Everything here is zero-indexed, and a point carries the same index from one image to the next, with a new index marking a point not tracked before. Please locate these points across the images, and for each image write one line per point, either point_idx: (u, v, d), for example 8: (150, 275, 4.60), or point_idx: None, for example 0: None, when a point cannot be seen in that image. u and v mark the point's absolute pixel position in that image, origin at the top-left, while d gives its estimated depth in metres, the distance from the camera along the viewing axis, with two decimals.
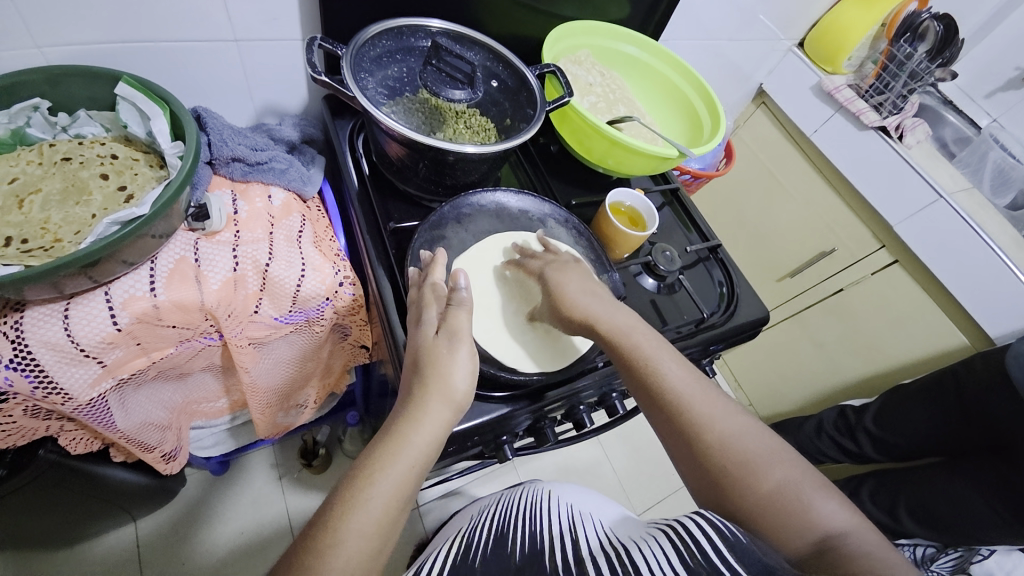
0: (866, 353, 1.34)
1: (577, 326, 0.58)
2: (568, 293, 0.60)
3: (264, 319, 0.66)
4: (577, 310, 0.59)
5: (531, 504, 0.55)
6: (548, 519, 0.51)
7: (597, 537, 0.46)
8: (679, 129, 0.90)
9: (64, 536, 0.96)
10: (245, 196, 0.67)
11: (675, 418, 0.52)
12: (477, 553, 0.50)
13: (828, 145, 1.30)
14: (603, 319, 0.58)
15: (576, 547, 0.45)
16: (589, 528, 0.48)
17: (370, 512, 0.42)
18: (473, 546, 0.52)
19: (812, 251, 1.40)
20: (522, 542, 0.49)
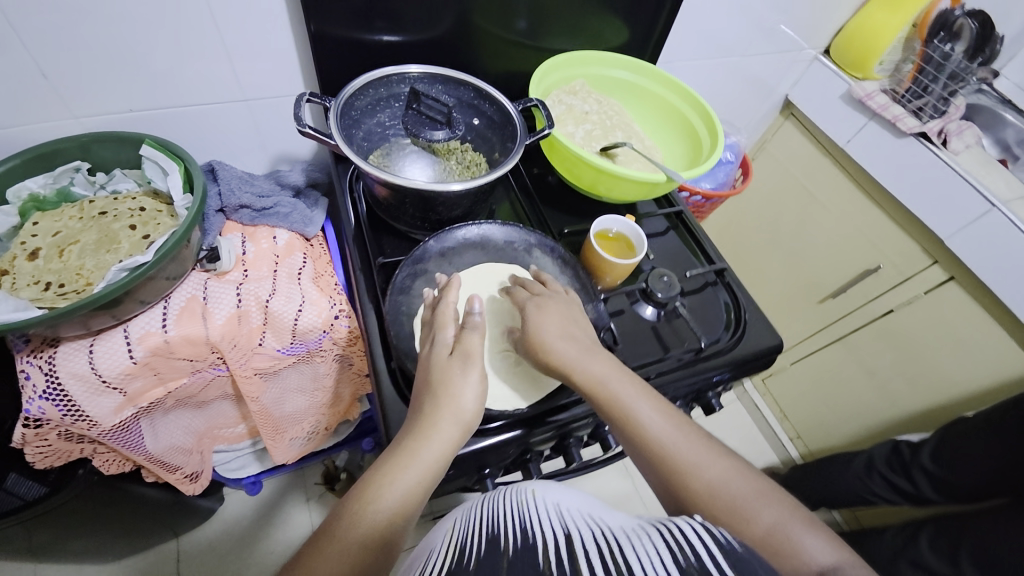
0: (924, 380, 1.21)
1: (560, 359, 0.57)
2: (542, 337, 0.58)
3: (268, 350, 0.71)
4: (562, 337, 0.58)
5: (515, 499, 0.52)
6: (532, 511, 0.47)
7: (587, 531, 0.42)
8: (679, 151, 0.88)
9: (113, 546, 1.06)
10: (253, 238, 0.73)
11: (657, 467, 0.51)
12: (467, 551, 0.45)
13: (864, 155, 1.20)
14: (580, 360, 0.56)
15: (568, 542, 0.41)
16: (579, 524, 0.44)
17: (371, 521, 0.44)
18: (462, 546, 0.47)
19: (855, 269, 1.29)
20: (511, 533, 0.44)
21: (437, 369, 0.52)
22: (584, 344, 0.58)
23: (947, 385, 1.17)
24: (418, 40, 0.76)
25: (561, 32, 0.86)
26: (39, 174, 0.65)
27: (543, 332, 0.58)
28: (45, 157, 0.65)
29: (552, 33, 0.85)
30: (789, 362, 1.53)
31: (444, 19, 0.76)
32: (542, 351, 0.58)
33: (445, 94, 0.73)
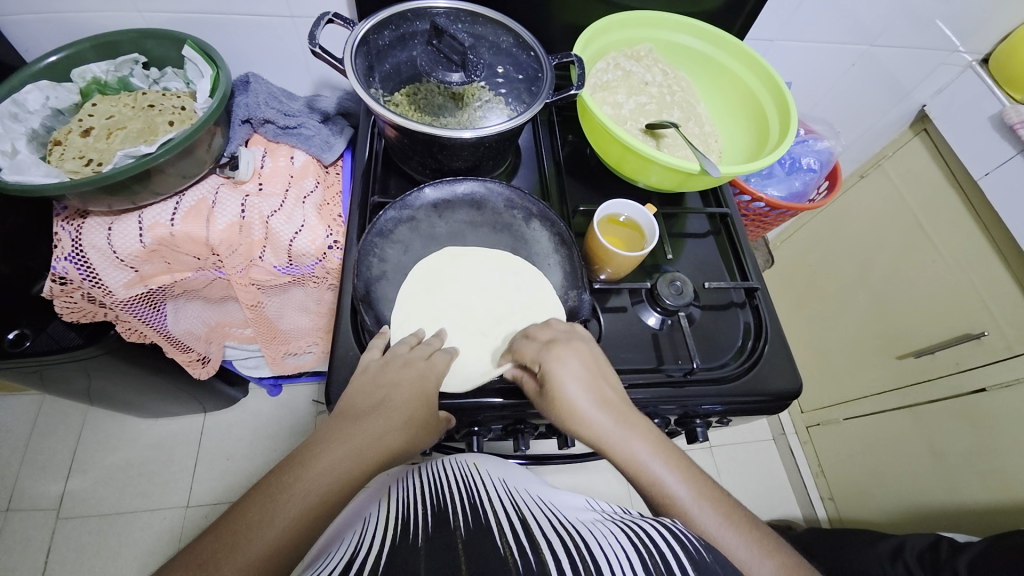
0: (999, 480, 0.99)
1: (573, 404, 0.50)
2: (568, 403, 0.51)
3: (265, 265, 0.74)
4: (578, 380, 0.51)
5: (462, 480, 0.49)
6: (485, 492, 0.46)
7: (548, 523, 0.41)
8: (744, 145, 0.76)
9: (147, 407, 1.22)
10: (273, 154, 0.76)
11: None
12: (414, 522, 0.42)
13: (1000, 197, 0.96)
14: (621, 443, 0.49)
15: (526, 527, 0.40)
16: (538, 516, 0.42)
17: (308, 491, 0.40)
18: (406, 513, 0.44)
19: (953, 330, 1.06)
20: (461, 508, 0.43)
21: (391, 372, 0.52)
22: (619, 412, 0.51)
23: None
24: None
25: None
26: (104, 61, 0.72)
27: (567, 403, 0.51)
28: (109, 47, 0.71)
29: None
30: (840, 417, 1.33)
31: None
32: (570, 424, 0.51)
33: (480, 37, 0.68)
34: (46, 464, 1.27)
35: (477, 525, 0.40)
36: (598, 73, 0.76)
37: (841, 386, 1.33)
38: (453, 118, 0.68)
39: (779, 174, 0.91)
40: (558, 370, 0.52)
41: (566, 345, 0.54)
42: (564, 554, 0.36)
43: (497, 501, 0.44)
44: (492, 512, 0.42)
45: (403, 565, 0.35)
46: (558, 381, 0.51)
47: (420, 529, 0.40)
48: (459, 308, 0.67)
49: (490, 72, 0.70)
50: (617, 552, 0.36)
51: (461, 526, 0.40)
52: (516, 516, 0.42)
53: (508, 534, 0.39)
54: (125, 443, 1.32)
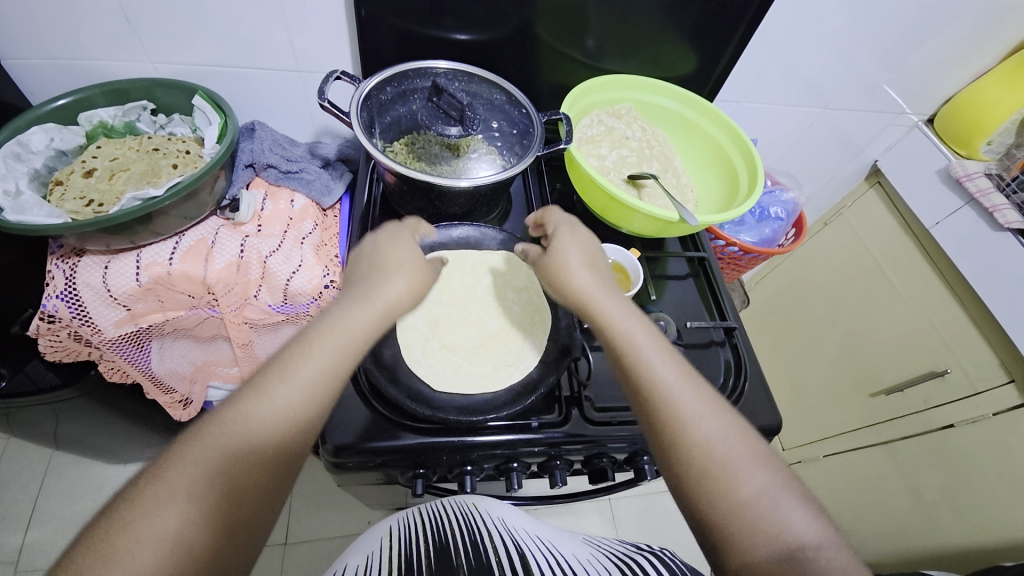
0: (973, 515, 1.02)
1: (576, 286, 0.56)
2: (561, 263, 0.58)
3: (260, 304, 0.75)
4: (582, 266, 0.57)
5: (463, 516, 0.51)
6: (485, 528, 0.48)
7: (544, 559, 0.43)
8: (718, 194, 0.83)
9: (117, 451, 1.16)
10: (273, 197, 0.79)
11: (677, 445, 0.46)
12: (418, 563, 0.43)
13: (951, 243, 1.04)
14: (600, 297, 0.55)
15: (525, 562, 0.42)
16: (535, 552, 0.44)
17: (212, 495, 0.37)
18: (410, 555, 0.45)
19: (918, 368, 1.12)
20: (463, 545, 0.45)
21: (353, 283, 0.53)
22: (603, 281, 0.57)
23: (998, 526, 0.97)
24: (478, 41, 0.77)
25: (612, 53, 0.83)
26: (113, 107, 0.75)
27: (559, 259, 0.58)
28: (118, 94, 0.75)
29: (602, 52, 0.83)
30: (821, 454, 1.35)
31: (507, 23, 0.76)
32: (557, 275, 0.58)
33: (475, 94, 0.74)
34: (1, 515, 1.19)
35: (478, 564, 0.42)
36: (584, 128, 0.83)
37: (820, 423, 1.36)
38: (450, 167, 0.72)
39: (751, 222, 0.98)
40: (561, 238, 0.60)
41: (574, 236, 0.61)
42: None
43: (497, 537, 0.46)
44: (492, 547, 0.44)
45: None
46: (565, 265, 0.57)
47: (424, 570, 0.42)
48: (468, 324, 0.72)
49: (485, 126, 0.75)
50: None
51: (463, 564, 0.42)
52: (516, 552, 0.44)
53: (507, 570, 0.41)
54: (90, 490, 1.25)
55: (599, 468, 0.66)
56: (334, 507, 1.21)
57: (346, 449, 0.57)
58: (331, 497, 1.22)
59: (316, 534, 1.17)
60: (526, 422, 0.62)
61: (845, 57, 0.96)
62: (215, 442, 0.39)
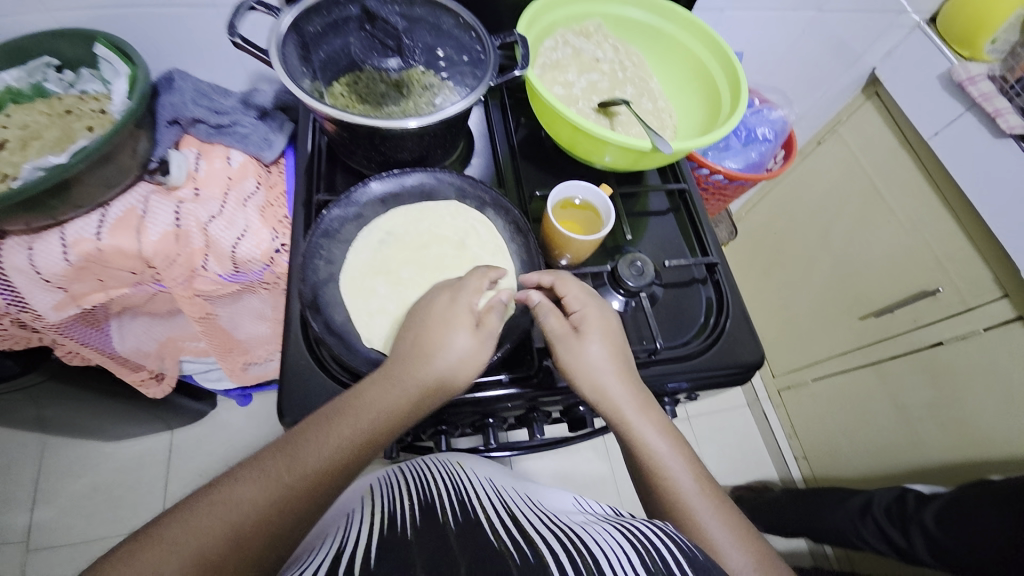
0: (961, 430, 1.03)
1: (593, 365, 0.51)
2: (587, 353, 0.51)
3: (209, 275, 0.70)
4: (602, 350, 0.52)
5: (447, 476, 0.49)
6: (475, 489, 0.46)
7: (538, 519, 0.41)
8: (698, 117, 0.75)
9: (108, 430, 1.16)
10: (207, 156, 0.71)
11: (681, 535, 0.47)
12: (400, 517, 0.41)
13: (949, 154, 0.98)
14: (632, 416, 0.50)
15: (519, 524, 0.40)
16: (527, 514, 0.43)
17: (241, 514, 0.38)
18: (392, 509, 0.43)
19: (909, 289, 1.09)
20: (454, 507, 0.43)
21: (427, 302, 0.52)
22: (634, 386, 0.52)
23: (982, 440, 0.99)
24: None
25: None
26: (11, 66, 0.66)
27: (588, 356, 0.51)
28: (12, 50, 0.65)
29: None
30: (810, 378, 1.36)
31: None
32: (586, 377, 0.51)
33: (417, 19, 0.64)
34: (7, 497, 1.21)
35: (468, 521, 0.40)
36: (547, 51, 0.74)
37: (809, 349, 1.36)
38: (396, 107, 0.66)
39: (736, 146, 0.91)
40: (594, 322, 0.53)
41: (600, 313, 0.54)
42: (564, 552, 0.35)
43: (486, 499, 0.44)
44: (481, 509, 0.42)
45: (399, 557, 0.34)
46: (583, 346, 0.52)
47: (412, 522, 0.40)
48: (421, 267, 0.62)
49: (430, 55, 0.67)
50: (616, 551, 0.35)
51: (449, 522, 0.40)
52: (508, 514, 0.42)
53: (500, 528, 0.39)
54: (90, 467, 1.26)
55: (579, 416, 0.64)
56: None
57: None
58: None
59: None
60: (496, 378, 0.59)
61: None
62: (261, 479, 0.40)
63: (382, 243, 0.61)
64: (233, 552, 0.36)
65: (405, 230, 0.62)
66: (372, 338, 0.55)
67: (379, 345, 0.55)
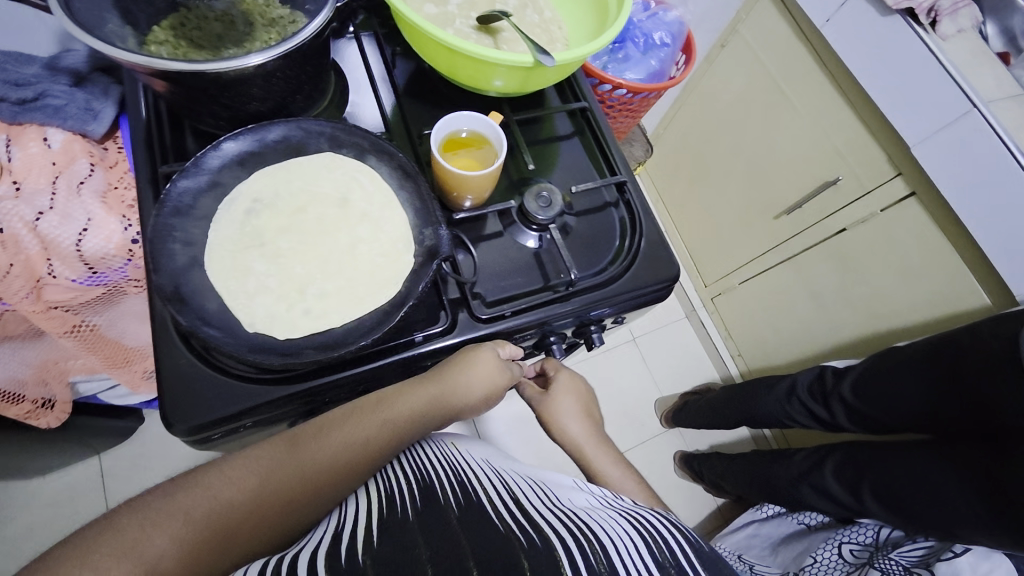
0: (866, 306, 1.12)
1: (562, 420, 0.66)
2: (555, 414, 0.67)
3: (61, 282, 0.60)
4: (566, 411, 0.67)
5: (444, 457, 0.48)
6: (472, 469, 0.45)
7: (542, 503, 0.41)
8: (587, 23, 0.69)
9: (19, 471, 1.04)
10: (19, 140, 0.58)
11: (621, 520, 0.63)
12: (400, 499, 0.40)
13: (841, 40, 0.98)
14: (590, 450, 0.67)
15: (526, 508, 0.39)
16: (531, 495, 0.43)
17: (256, 485, 0.39)
18: (389, 492, 0.41)
19: (814, 181, 1.14)
20: (451, 487, 0.42)
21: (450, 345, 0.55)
22: (592, 426, 0.68)
23: (885, 311, 1.09)
24: None
25: None
26: None
27: (559, 410, 0.66)
28: None
29: None
30: (737, 282, 1.43)
31: None
32: (555, 427, 0.67)
33: None
34: None
35: (467, 502, 0.39)
36: None
37: (735, 254, 1.42)
38: (239, 49, 0.55)
39: (636, 56, 0.86)
40: (564, 383, 0.68)
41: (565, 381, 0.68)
42: (572, 540, 0.35)
43: (487, 480, 0.44)
44: (482, 490, 0.42)
45: (403, 544, 0.33)
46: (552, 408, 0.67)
47: (410, 504, 0.39)
48: (305, 235, 0.56)
49: None
50: (634, 555, 0.36)
51: (452, 505, 0.38)
52: (509, 496, 0.41)
53: (504, 511, 0.38)
54: (12, 512, 1.14)
55: None
56: None
57: (201, 424, 0.47)
58: None
59: None
60: (409, 338, 0.55)
61: None
62: (284, 455, 0.41)
63: (250, 212, 0.54)
64: (239, 520, 0.36)
65: (274, 198, 0.55)
66: (254, 320, 0.50)
67: (264, 326, 0.50)
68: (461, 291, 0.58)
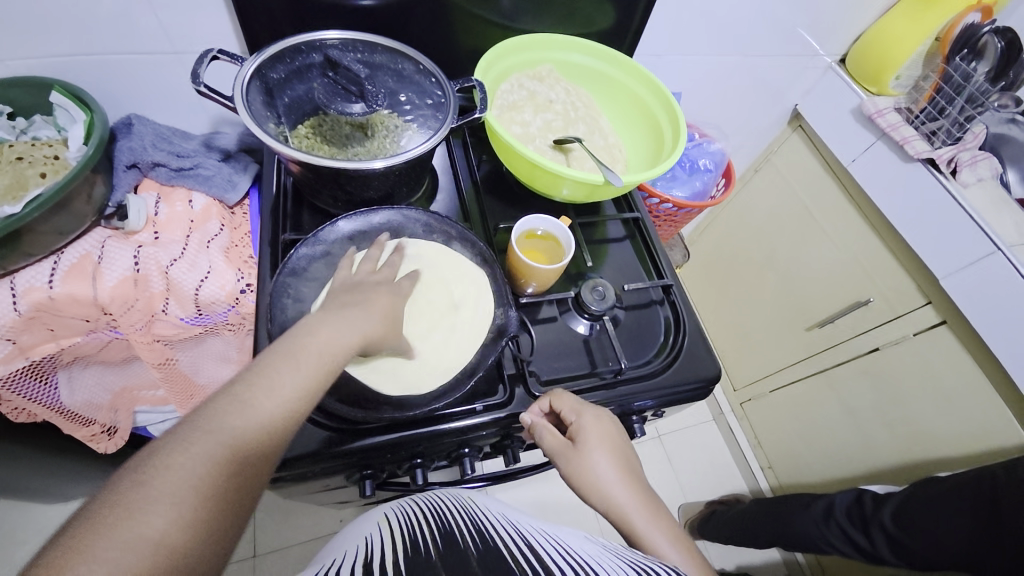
0: (903, 429, 1.11)
1: (598, 479, 0.53)
2: (585, 467, 0.54)
3: (170, 318, 0.69)
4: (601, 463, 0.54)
5: (465, 510, 0.47)
6: (489, 523, 0.44)
7: (551, 553, 0.39)
8: (645, 149, 0.82)
9: (50, 495, 1.07)
10: (168, 199, 0.70)
11: None
12: (418, 551, 0.39)
13: (868, 177, 1.09)
14: (642, 524, 0.51)
15: (533, 559, 0.37)
16: (543, 546, 0.41)
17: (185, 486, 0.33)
18: (410, 538, 0.42)
19: (846, 299, 1.19)
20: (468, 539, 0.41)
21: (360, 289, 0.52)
22: (638, 487, 0.54)
23: (924, 437, 1.07)
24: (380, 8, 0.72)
25: (525, 9, 0.79)
26: None
27: (586, 461, 0.54)
28: None
29: (514, 9, 0.78)
30: (768, 389, 1.44)
31: None
32: (587, 486, 0.53)
33: (378, 65, 0.68)
34: None
35: (480, 551, 0.38)
36: (504, 93, 0.79)
37: (766, 361, 1.44)
38: (362, 148, 0.68)
39: (682, 177, 0.98)
40: (589, 429, 0.55)
41: (598, 423, 0.56)
42: None
43: (502, 533, 0.42)
44: (496, 543, 0.40)
45: None
46: (584, 459, 0.54)
47: (427, 556, 0.38)
48: None
49: (392, 98, 0.70)
50: None
51: (466, 557, 0.37)
52: (521, 546, 0.40)
53: (513, 562, 0.37)
54: (25, 539, 1.14)
55: None
56: (303, 513, 1.18)
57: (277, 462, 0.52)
58: (298, 504, 1.19)
59: (285, 543, 1.15)
60: (470, 406, 0.60)
61: None
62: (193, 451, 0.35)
63: None
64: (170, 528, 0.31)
65: None
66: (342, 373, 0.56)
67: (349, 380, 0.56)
68: (519, 368, 0.64)
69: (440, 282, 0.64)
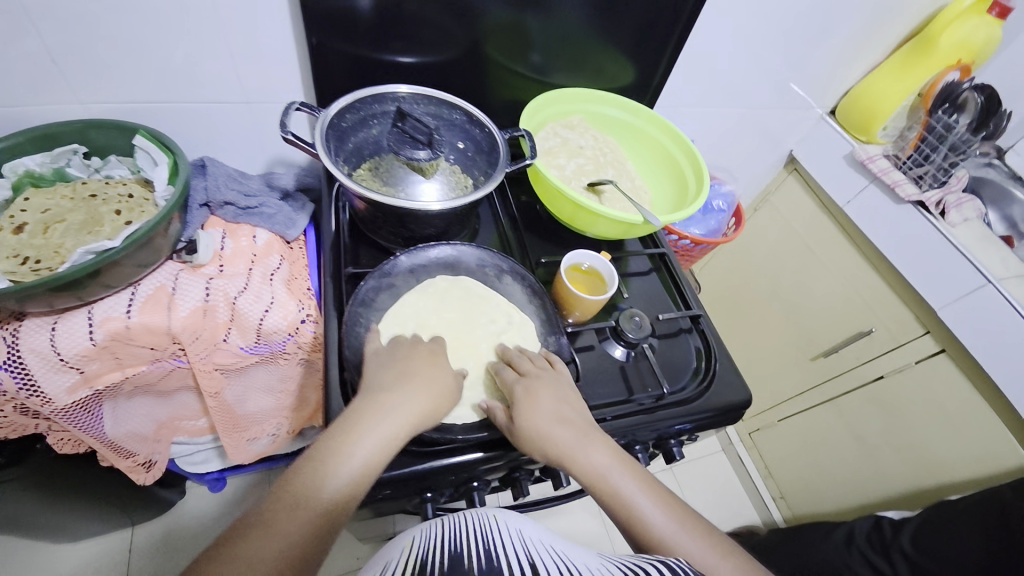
0: (912, 454, 1.15)
1: (550, 437, 0.56)
2: (534, 426, 0.56)
3: (230, 347, 0.72)
4: (551, 420, 0.56)
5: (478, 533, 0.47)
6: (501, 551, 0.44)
7: None
8: (668, 190, 0.90)
9: (63, 531, 1.04)
10: (233, 235, 0.76)
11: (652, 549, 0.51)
12: None
13: (863, 216, 1.18)
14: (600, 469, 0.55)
15: None
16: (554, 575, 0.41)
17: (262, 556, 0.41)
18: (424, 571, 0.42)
19: (850, 329, 1.26)
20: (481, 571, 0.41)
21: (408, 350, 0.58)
22: (580, 429, 0.57)
23: (933, 462, 1.12)
24: (434, 64, 0.80)
25: (560, 67, 0.88)
26: (40, 153, 0.69)
27: (532, 425, 0.56)
28: (47, 139, 0.69)
29: (550, 67, 0.88)
30: (777, 419, 1.48)
31: (458, 45, 0.79)
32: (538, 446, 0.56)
33: (437, 115, 0.76)
34: None
35: None
36: (541, 140, 0.87)
37: (774, 390, 1.48)
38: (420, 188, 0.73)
39: (696, 216, 1.07)
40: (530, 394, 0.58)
41: (540, 381, 0.60)
42: None
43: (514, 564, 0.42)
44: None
45: None
46: (529, 422, 0.56)
47: None
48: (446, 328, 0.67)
49: (451, 146, 0.77)
50: None
51: None
52: None
53: None
54: None
55: None
56: None
57: None
58: None
59: None
60: None
61: (773, 55, 1.05)
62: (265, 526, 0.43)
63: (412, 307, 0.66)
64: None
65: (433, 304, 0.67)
66: None
67: None
68: None
69: (492, 313, 0.69)
